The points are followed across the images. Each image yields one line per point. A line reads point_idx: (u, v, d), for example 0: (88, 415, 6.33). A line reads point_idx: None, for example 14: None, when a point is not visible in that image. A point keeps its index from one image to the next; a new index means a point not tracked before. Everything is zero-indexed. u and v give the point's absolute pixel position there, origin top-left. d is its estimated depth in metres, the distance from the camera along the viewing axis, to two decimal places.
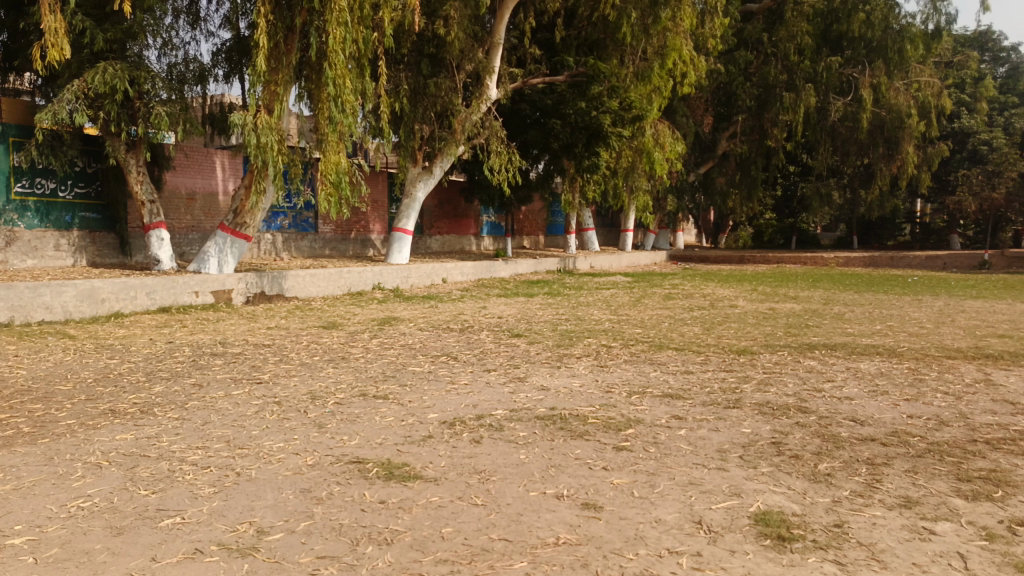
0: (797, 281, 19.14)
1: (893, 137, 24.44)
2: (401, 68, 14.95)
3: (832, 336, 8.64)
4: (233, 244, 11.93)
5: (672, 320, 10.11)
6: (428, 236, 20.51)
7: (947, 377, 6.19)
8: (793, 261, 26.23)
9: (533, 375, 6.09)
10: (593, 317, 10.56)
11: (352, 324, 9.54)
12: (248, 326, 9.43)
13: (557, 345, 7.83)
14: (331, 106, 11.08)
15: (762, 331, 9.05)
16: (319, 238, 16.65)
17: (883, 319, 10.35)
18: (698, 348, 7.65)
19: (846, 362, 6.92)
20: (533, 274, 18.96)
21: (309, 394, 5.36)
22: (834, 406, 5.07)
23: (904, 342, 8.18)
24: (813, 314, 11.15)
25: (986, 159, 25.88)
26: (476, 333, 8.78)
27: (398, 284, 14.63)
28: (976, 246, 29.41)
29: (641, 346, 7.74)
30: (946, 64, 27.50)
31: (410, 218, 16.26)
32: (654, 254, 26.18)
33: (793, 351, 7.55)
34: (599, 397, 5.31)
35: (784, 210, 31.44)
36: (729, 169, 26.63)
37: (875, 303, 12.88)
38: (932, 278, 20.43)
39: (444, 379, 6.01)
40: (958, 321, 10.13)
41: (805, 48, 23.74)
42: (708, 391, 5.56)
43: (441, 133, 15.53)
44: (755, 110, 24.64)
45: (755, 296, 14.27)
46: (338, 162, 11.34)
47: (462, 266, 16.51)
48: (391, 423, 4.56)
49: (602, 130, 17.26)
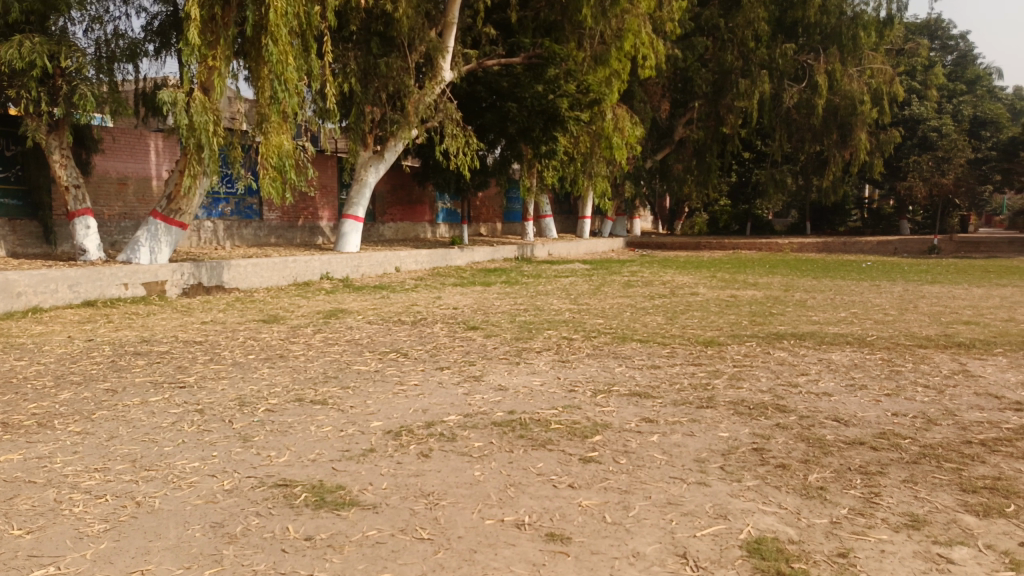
0: (755, 267, 19.04)
1: (846, 124, 24.55)
2: (349, 47, 14.20)
3: (798, 324, 8.33)
4: (167, 232, 11.13)
5: (634, 310, 9.72)
6: (381, 223, 19.80)
7: (924, 368, 5.89)
8: (748, 247, 26.25)
9: (489, 373, 5.59)
10: (552, 307, 10.11)
11: (296, 318, 8.91)
12: (181, 321, 8.71)
13: (515, 338, 7.36)
14: (272, 84, 10.30)
15: (728, 320, 8.72)
16: (264, 225, 15.85)
17: (846, 306, 10.13)
18: (663, 340, 7.25)
19: (817, 352, 6.59)
20: (490, 262, 18.46)
21: (238, 400, 4.77)
22: (813, 403, 4.70)
23: (872, 330, 7.92)
24: (776, 301, 10.88)
25: (936, 146, 26.27)
26: (429, 326, 8.24)
27: (348, 274, 13.97)
28: (924, 231, 29.93)
29: (603, 338, 7.31)
30: (896, 53, 27.73)
31: (361, 205, 15.56)
32: (612, 241, 25.92)
33: (762, 341, 7.21)
34: (561, 397, 4.84)
35: (739, 197, 31.50)
36: (685, 156, 26.48)
37: (835, 289, 12.73)
38: (886, 264, 20.59)
39: (392, 379, 5.47)
40: (920, 308, 9.97)
41: (761, 35, 23.63)
42: (678, 389, 5.14)
43: (392, 116, 14.84)
44: (711, 96, 24.52)
45: (716, 283, 14.03)
46: (281, 145, 10.57)
47: (416, 254, 15.92)
48: (328, 434, 4.02)
49: (559, 114, 16.77)
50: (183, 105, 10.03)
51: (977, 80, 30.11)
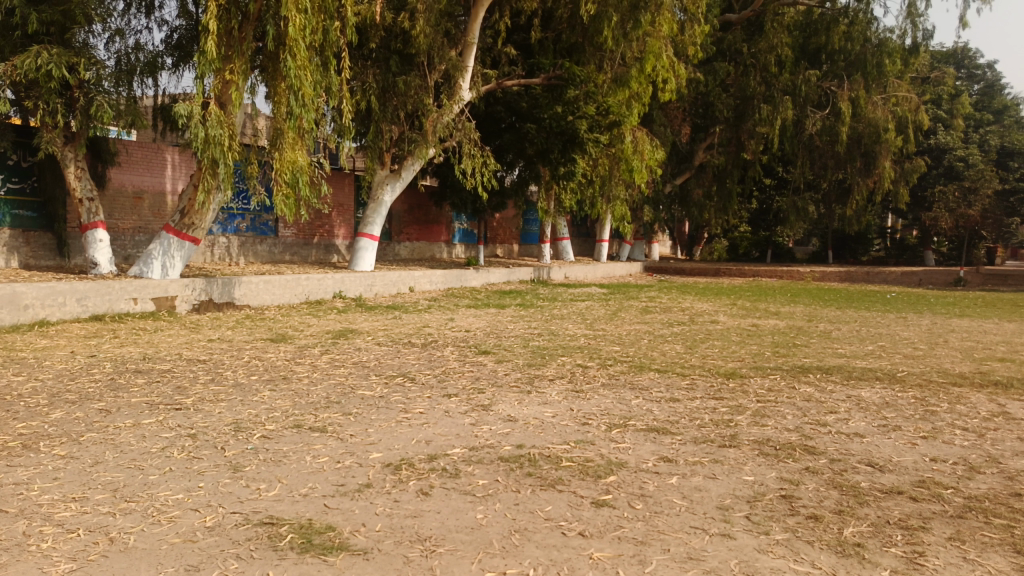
0: (775, 295, 18.65)
1: (871, 151, 24.16)
2: (368, 65, 14.17)
3: (824, 357, 7.99)
4: (179, 247, 11.03)
5: (651, 337, 9.41)
6: (397, 242, 19.69)
7: (960, 408, 5.54)
8: (769, 275, 25.82)
9: (499, 402, 5.32)
10: (567, 332, 9.84)
11: (304, 338, 8.72)
12: (187, 338, 8.55)
13: (528, 365, 7.09)
14: (289, 99, 10.22)
15: (749, 350, 8.39)
16: (279, 242, 15.78)
17: (873, 339, 9.75)
18: (682, 370, 6.95)
19: (845, 389, 6.26)
20: (506, 284, 18.23)
21: (233, 426, 4.55)
22: (844, 445, 4.39)
23: (902, 366, 7.56)
24: (799, 332, 10.53)
25: (962, 176, 25.79)
26: (439, 349, 8.00)
27: (361, 293, 13.80)
28: (950, 262, 29.32)
29: (619, 367, 7.02)
30: (922, 81, 27.36)
31: (376, 224, 15.44)
32: (629, 265, 25.63)
33: (786, 374, 6.88)
34: (573, 431, 4.56)
35: (759, 224, 31.10)
36: (706, 181, 26.18)
37: (860, 321, 12.34)
38: (911, 295, 20.12)
39: (397, 406, 5.22)
40: (951, 342, 9.57)
41: (784, 60, 23.39)
42: (698, 425, 4.84)
43: (410, 135, 14.75)
44: (732, 122, 24.29)
45: (736, 311, 13.69)
46: (294, 160, 10.42)
47: (431, 275, 15.73)
48: (324, 466, 3.78)
49: (578, 136, 16.61)
50: (199, 119, 10.00)
51: (1004, 110, 29.64)
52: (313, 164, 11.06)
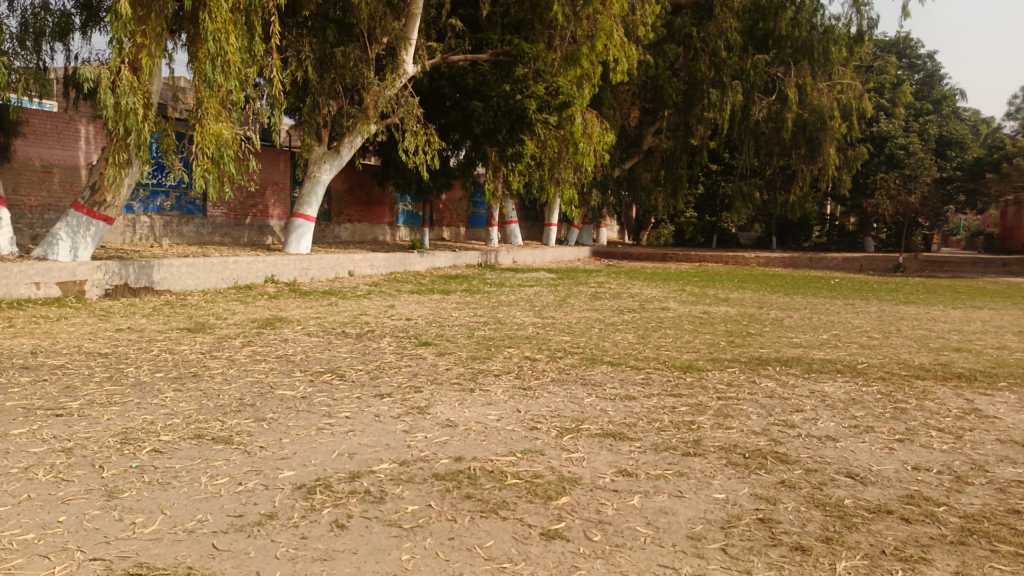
0: (723, 281, 18.53)
1: (815, 138, 24.28)
2: (303, 34, 13.26)
3: (780, 348, 7.65)
4: (89, 226, 10.04)
5: (601, 326, 8.95)
6: (336, 224, 18.82)
7: (931, 405, 5.19)
8: (715, 259, 25.85)
9: (437, 403, 4.75)
10: (514, 320, 9.30)
11: (226, 328, 7.97)
12: (93, 327, 7.72)
13: (472, 357, 6.51)
14: (209, 66, 9.31)
15: (705, 340, 8.00)
16: (208, 222, 14.85)
17: (826, 327, 9.50)
18: (636, 363, 6.48)
19: (808, 383, 5.88)
20: (452, 268, 17.59)
21: (120, 438, 3.86)
22: (820, 451, 3.98)
23: (860, 356, 7.28)
24: (751, 319, 10.23)
25: (903, 164, 26.23)
26: (375, 340, 7.36)
27: (295, 277, 12.99)
28: (888, 249, 29.92)
29: (570, 360, 6.51)
30: (866, 70, 27.59)
31: (313, 205, 14.58)
32: (577, 249, 25.29)
33: (745, 366, 6.48)
34: (519, 439, 4.02)
35: (705, 209, 31.13)
36: (654, 165, 25.98)
37: (810, 308, 12.18)
38: (854, 281, 20.31)
39: (319, 410, 4.59)
40: (903, 331, 9.40)
41: (733, 45, 23.22)
42: (658, 428, 4.36)
43: (350, 110, 13.93)
44: (681, 106, 24.06)
45: (686, 297, 13.40)
46: (219, 134, 9.56)
47: (372, 258, 14.98)
48: (221, 490, 3.15)
49: (526, 116, 16.04)
50: (109, 85, 9.04)
51: (943, 99, 30.22)
52: (238, 139, 10.20)
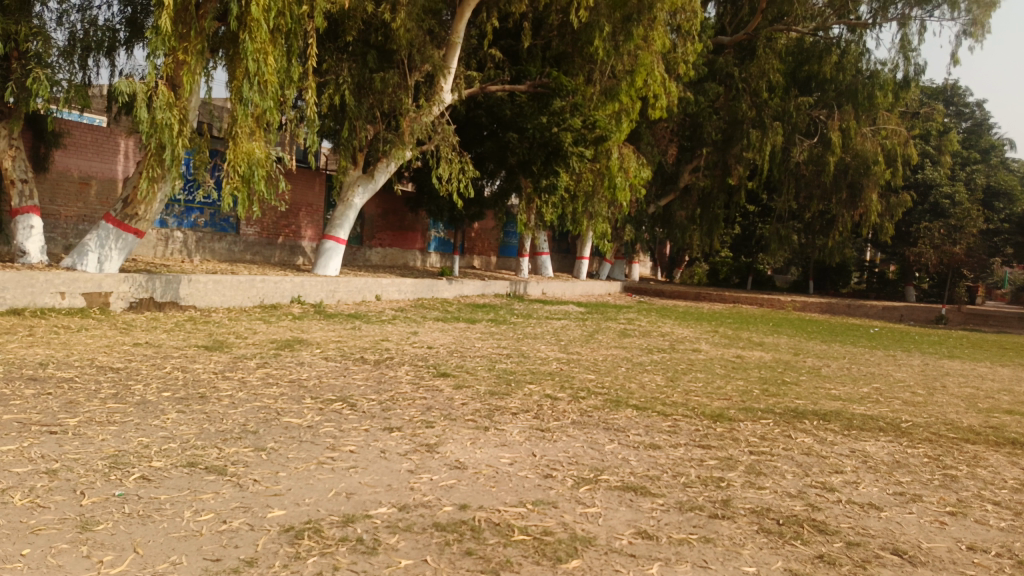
0: (757, 324, 18.03)
1: (857, 183, 23.73)
2: (344, 58, 13.34)
3: (817, 400, 7.23)
4: (118, 238, 10.06)
5: (628, 365, 8.61)
6: (367, 247, 18.79)
7: (984, 474, 4.76)
8: (749, 301, 25.27)
9: (448, 442, 4.46)
10: (538, 355, 9.00)
11: (244, 347, 7.82)
12: (110, 340, 7.63)
13: (490, 392, 6.23)
14: (246, 84, 9.35)
15: (737, 387, 7.60)
16: (240, 240, 14.89)
17: (865, 379, 9.03)
18: (663, 408, 6.13)
19: (848, 441, 5.47)
20: (480, 297, 17.39)
21: (109, 462, 3.66)
22: (861, 522, 3.61)
23: (903, 414, 6.82)
24: (786, 366, 9.78)
25: (948, 213, 25.48)
26: (393, 368, 7.13)
27: (321, 299, 12.89)
28: (930, 299, 29.01)
29: (593, 401, 6.18)
30: (912, 116, 27.00)
31: (345, 227, 14.53)
32: (609, 284, 24.96)
33: (780, 418, 6.08)
34: (531, 488, 3.73)
35: (741, 249, 30.59)
36: (690, 204, 25.64)
37: (849, 356, 11.66)
38: (894, 331, 19.62)
39: (324, 441, 4.34)
40: (949, 387, 8.88)
41: (775, 86, 22.95)
42: (684, 484, 4.02)
43: (386, 134, 13.93)
44: (720, 145, 23.76)
45: (718, 339, 12.97)
46: (251, 152, 9.53)
47: (399, 283, 14.86)
48: (202, 528, 2.92)
49: (562, 148, 15.91)
50: (145, 98, 9.09)
51: (992, 149, 29.43)
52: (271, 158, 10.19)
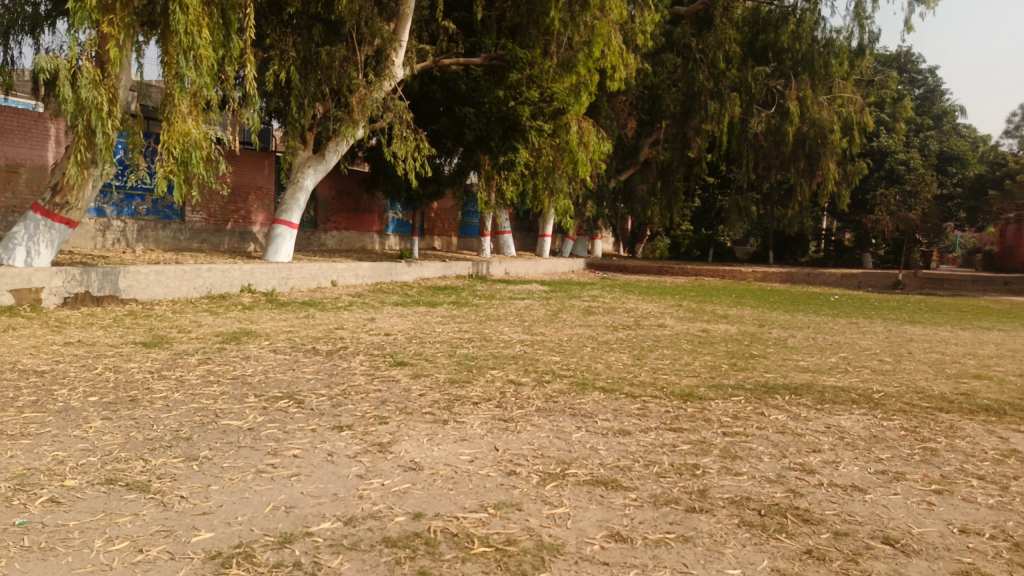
0: (721, 296, 17.97)
1: (814, 152, 23.79)
2: (287, 33, 12.70)
3: (788, 373, 7.05)
4: (49, 230, 9.42)
5: (594, 344, 8.33)
6: (322, 231, 18.19)
7: (964, 445, 4.59)
8: (711, 273, 25.30)
9: (403, 440, 4.11)
10: (501, 337, 8.67)
11: (186, 342, 7.35)
12: (39, 339, 7.10)
13: (450, 380, 5.89)
14: (180, 60, 8.72)
15: (706, 363, 7.38)
16: (185, 228, 14.28)
17: (833, 349, 8.91)
18: (632, 390, 5.86)
19: (822, 417, 5.26)
20: (441, 279, 16.98)
21: (16, 483, 3.26)
22: (847, 508, 3.38)
23: (874, 384, 6.66)
24: (752, 339, 9.63)
25: (903, 179, 25.75)
26: (347, 358, 6.74)
27: (274, 286, 12.37)
28: (886, 265, 29.44)
29: (558, 385, 5.88)
30: (866, 83, 27.12)
31: (296, 211, 13.96)
32: (572, 261, 24.74)
33: (752, 395, 5.85)
34: (493, 488, 3.41)
35: (702, 222, 30.63)
36: (650, 177, 25.47)
37: (813, 326, 11.59)
38: (854, 298, 19.79)
39: (265, 446, 3.97)
40: (915, 354, 8.81)
41: (733, 56, 22.68)
42: (657, 474, 3.73)
43: (335, 113, 13.36)
44: (679, 117, 23.57)
45: (683, 313, 12.82)
46: (186, 133, 8.94)
47: (356, 267, 14.37)
48: (112, 562, 2.56)
49: (520, 122, 15.49)
50: (68, 77, 8.43)
51: (944, 115, 29.80)
52: (209, 139, 9.59)
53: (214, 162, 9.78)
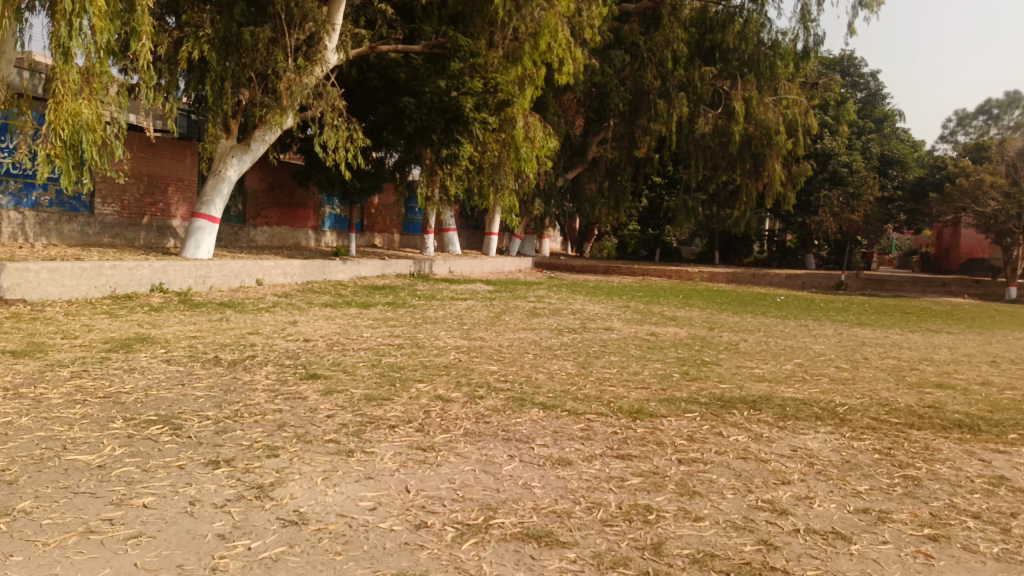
0: (668, 297, 17.57)
1: (760, 153, 23.65)
2: (207, 9, 11.72)
3: (743, 383, 6.48)
4: None
5: (536, 351, 7.62)
6: (252, 226, 17.07)
7: (949, 473, 4.05)
8: (658, 274, 25.00)
9: (290, 481, 3.31)
10: (435, 342, 7.89)
11: (65, 351, 6.36)
12: None
13: (367, 396, 5.10)
14: (66, 29, 7.62)
15: (657, 372, 6.74)
16: (95, 221, 13.12)
17: (786, 355, 8.45)
18: (575, 405, 5.18)
19: (786, 437, 4.66)
20: (379, 278, 16.08)
21: None
22: (832, 567, 2.75)
23: (836, 396, 6.13)
24: (703, 344, 9.08)
25: (846, 181, 25.91)
26: (252, 371, 5.88)
27: (190, 285, 11.34)
28: (828, 266, 29.76)
29: (492, 402, 5.13)
30: (811, 85, 27.20)
31: (217, 204, 12.91)
32: (518, 260, 24.13)
33: (707, 411, 5.22)
34: (394, 551, 2.68)
35: (649, 222, 30.44)
36: (598, 176, 25.00)
37: (764, 330, 11.14)
38: (799, 299, 19.73)
39: (110, 494, 3.12)
40: (871, 361, 8.38)
41: (680, 56, 22.25)
42: (603, 523, 3.03)
43: (262, 98, 12.41)
44: (627, 116, 23.13)
45: (631, 315, 12.29)
46: (77, 112, 7.90)
47: (285, 265, 13.41)
48: None
49: (463, 114, 14.72)
50: None
51: (885, 118, 30.18)
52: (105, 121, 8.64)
53: (111, 144, 8.85)
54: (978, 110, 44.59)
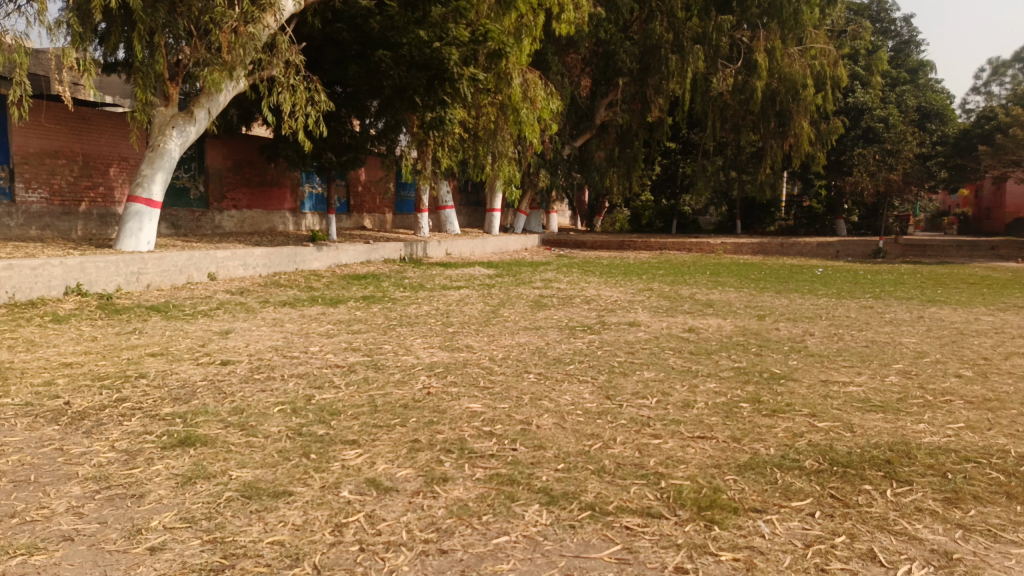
0: (694, 274, 15.40)
1: (785, 111, 20.94)
2: None
3: (848, 415, 4.37)
4: None
5: (538, 370, 5.44)
6: (217, 210, 15.08)
7: None
8: (676, 247, 22.78)
9: None
10: (402, 359, 5.79)
11: None
12: None
13: (254, 488, 3.03)
14: None
15: (715, 403, 4.56)
16: (18, 211, 11.19)
17: (878, 357, 6.31)
18: (601, 488, 3.06)
19: (990, 556, 2.58)
20: (363, 265, 14.00)
21: None
22: None
23: (999, 438, 3.97)
24: (761, 344, 6.89)
25: (882, 137, 23.51)
26: (104, 432, 3.81)
27: (119, 284, 9.32)
28: (861, 232, 27.42)
29: (463, 491, 3.03)
30: (838, 34, 24.63)
31: (157, 185, 10.87)
32: (524, 237, 22.01)
33: (826, 491, 3.10)
34: None
35: (664, 190, 28.18)
36: (608, 142, 22.38)
37: (827, 316, 8.97)
38: (842, 271, 17.52)
39: None
40: (996, 363, 6.16)
41: (694, 3, 19.88)
42: None
43: (203, 55, 10.29)
44: (637, 75, 20.65)
45: (658, 302, 10.15)
46: None
47: (245, 255, 11.37)
48: None
49: (447, 69, 12.43)
50: None
51: (919, 68, 27.67)
52: None
53: None
54: (1015, 58, 41.60)
